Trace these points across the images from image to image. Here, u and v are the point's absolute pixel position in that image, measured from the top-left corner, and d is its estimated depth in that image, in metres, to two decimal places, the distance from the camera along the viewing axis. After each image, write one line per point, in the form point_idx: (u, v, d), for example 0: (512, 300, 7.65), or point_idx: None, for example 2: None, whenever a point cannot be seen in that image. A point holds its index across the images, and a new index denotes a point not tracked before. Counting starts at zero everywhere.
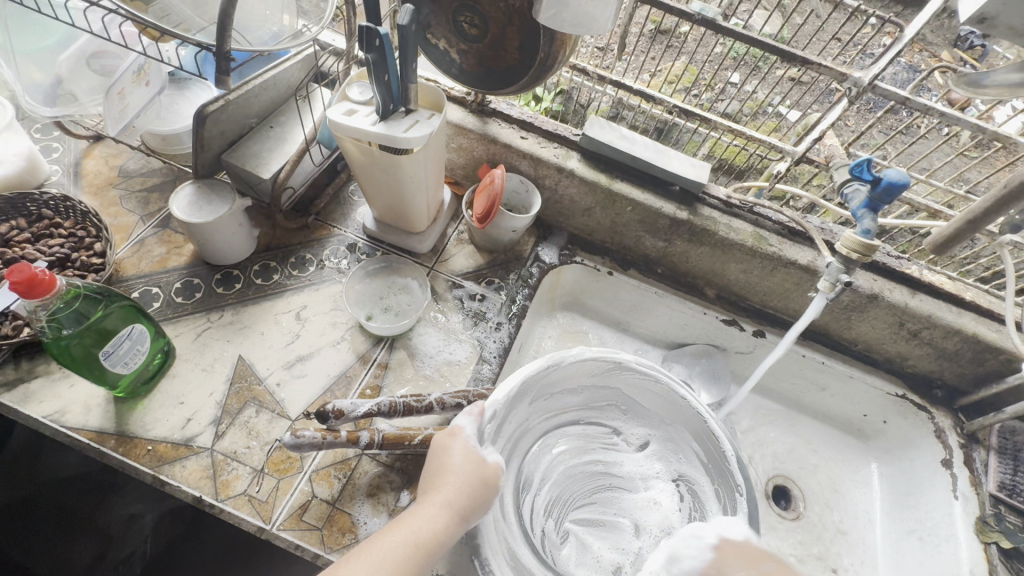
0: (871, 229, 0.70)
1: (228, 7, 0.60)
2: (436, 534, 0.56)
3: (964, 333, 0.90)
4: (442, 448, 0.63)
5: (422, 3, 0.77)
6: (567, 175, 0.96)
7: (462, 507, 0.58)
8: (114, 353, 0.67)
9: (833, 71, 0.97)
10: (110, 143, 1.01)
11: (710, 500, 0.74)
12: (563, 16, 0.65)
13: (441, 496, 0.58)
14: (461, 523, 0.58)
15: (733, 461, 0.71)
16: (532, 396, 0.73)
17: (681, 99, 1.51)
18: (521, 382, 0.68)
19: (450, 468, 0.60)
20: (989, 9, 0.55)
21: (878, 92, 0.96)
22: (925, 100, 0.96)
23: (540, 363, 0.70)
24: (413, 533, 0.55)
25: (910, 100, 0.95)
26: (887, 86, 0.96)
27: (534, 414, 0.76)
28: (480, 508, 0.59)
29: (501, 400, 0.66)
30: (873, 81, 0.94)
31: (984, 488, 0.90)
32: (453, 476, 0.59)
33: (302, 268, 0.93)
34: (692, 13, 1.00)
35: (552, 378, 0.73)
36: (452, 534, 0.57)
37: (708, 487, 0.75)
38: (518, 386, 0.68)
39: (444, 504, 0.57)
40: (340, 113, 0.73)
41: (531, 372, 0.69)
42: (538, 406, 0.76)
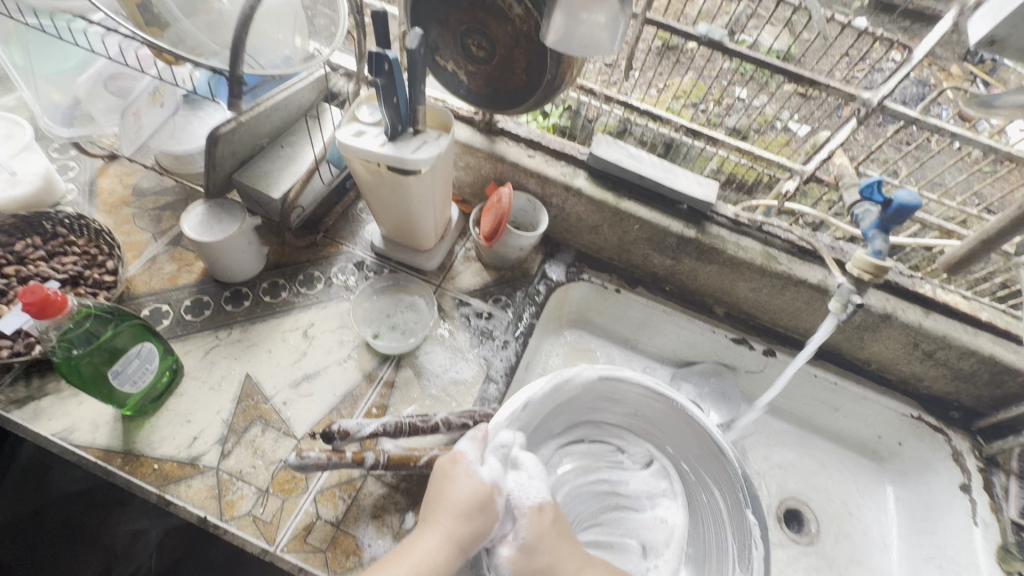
0: (883, 250, 0.69)
1: (241, 33, 0.62)
2: (436, 569, 0.55)
3: (981, 354, 0.88)
4: (444, 476, 0.62)
5: (431, 26, 0.78)
6: (575, 194, 0.96)
7: (463, 539, 0.57)
8: (123, 372, 0.68)
9: (840, 91, 0.97)
10: (124, 162, 1.03)
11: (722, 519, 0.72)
12: (569, 40, 0.65)
13: (442, 527, 0.57)
14: (463, 554, 0.57)
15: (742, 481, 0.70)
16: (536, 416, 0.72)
17: (689, 115, 1.52)
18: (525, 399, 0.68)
19: (448, 498, 0.60)
20: (1000, 31, 0.55)
21: (887, 111, 0.95)
22: (935, 119, 0.95)
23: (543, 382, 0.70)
24: (413, 565, 0.54)
25: (920, 119, 0.94)
26: (896, 106, 0.95)
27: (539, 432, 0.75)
28: (481, 537, 0.59)
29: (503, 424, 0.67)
30: (881, 100, 0.93)
31: (1005, 514, 0.87)
32: (453, 504, 0.59)
33: (311, 286, 0.94)
34: (698, 34, 1.00)
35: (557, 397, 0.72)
36: (452, 567, 0.56)
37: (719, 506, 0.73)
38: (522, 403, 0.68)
39: (445, 534, 0.57)
40: (349, 134, 0.74)
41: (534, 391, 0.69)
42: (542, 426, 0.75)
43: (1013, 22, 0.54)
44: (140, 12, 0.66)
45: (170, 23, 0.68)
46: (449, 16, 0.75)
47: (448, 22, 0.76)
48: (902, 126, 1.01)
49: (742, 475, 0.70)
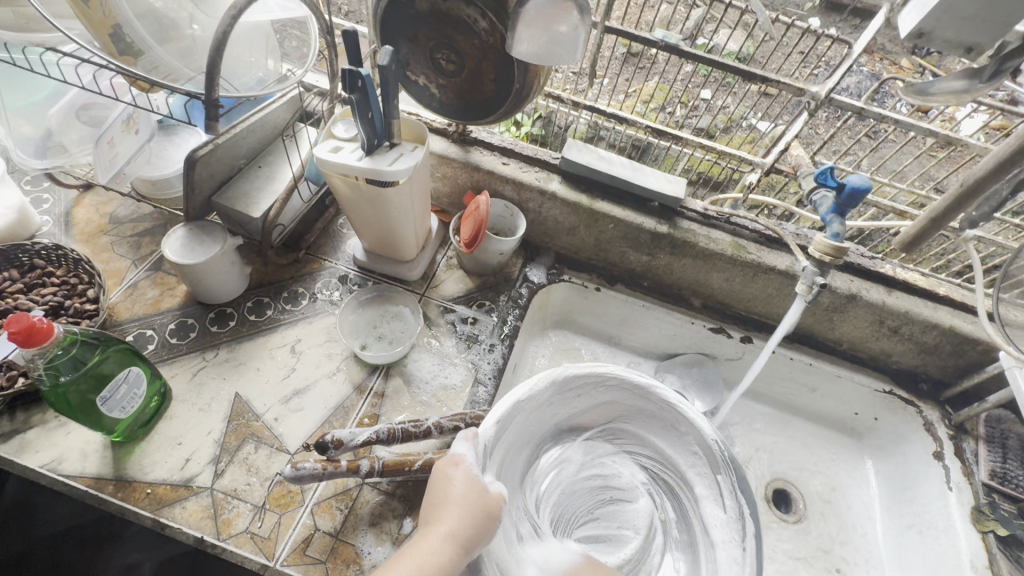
0: (841, 232, 0.73)
1: (216, 57, 0.63)
2: (442, 560, 0.55)
3: (942, 327, 0.93)
4: (444, 476, 0.63)
5: (400, 42, 0.80)
6: (550, 197, 0.99)
7: (467, 530, 0.58)
8: (111, 398, 0.68)
9: (791, 86, 1.02)
10: (100, 191, 1.03)
11: (712, 505, 0.75)
12: (534, 48, 0.68)
13: (444, 526, 0.58)
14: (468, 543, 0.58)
15: (729, 467, 0.74)
16: (525, 419, 0.75)
17: (657, 118, 1.56)
18: (514, 402, 0.71)
19: (450, 495, 0.61)
20: (925, 24, 0.60)
21: (835, 104, 1.01)
22: (878, 109, 1.01)
23: (528, 386, 0.73)
24: (417, 564, 0.54)
25: (864, 110, 1.00)
26: (842, 98, 1.01)
27: (529, 435, 0.77)
28: (481, 539, 0.60)
29: (497, 425, 0.69)
30: (828, 94, 0.99)
31: (977, 477, 0.93)
32: (454, 503, 0.60)
33: (295, 302, 0.94)
34: (654, 40, 1.05)
35: (545, 400, 0.75)
36: (454, 566, 0.56)
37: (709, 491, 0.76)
38: (512, 407, 0.71)
39: (447, 533, 0.57)
40: (326, 150, 0.75)
41: (521, 396, 0.72)
42: (533, 429, 0.78)
43: (936, 17, 0.59)
44: (111, 41, 0.67)
45: (143, 51, 0.69)
46: (418, 32, 0.78)
47: (417, 38, 0.78)
48: (851, 116, 1.06)
49: (726, 458, 0.74)
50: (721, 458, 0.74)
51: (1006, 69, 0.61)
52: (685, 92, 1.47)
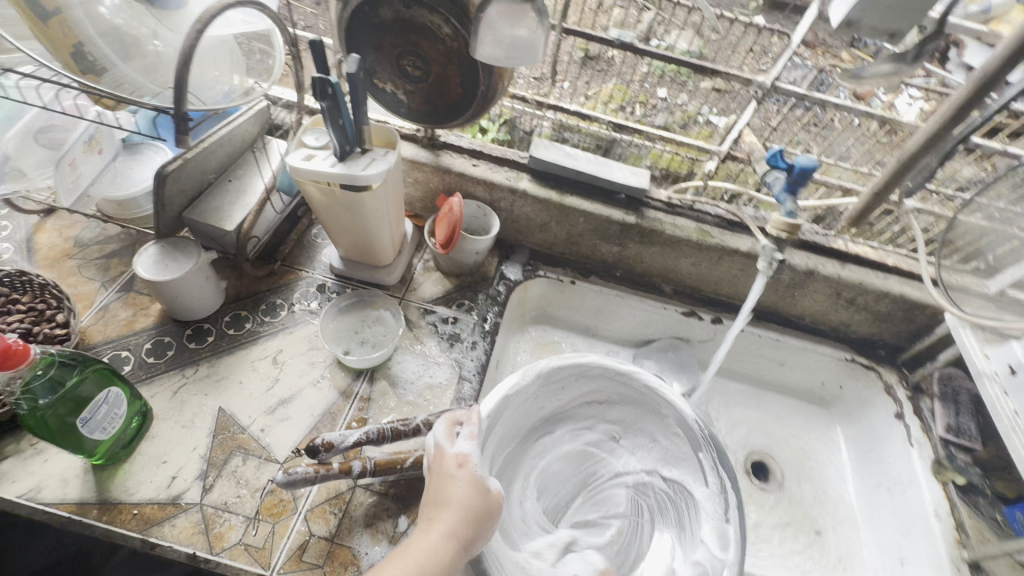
0: (794, 210, 0.79)
1: (183, 71, 0.64)
2: (440, 559, 0.57)
3: (893, 295, 1.00)
4: (444, 475, 0.64)
5: (366, 51, 0.82)
6: (521, 195, 1.02)
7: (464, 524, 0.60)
8: (92, 419, 0.67)
9: (741, 77, 1.08)
10: (62, 215, 1.00)
11: (697, 483, 0.77)
12: (496, 51, 0.71)
13: (443, 525, 0.60)
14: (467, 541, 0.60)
15: (711, 445, 0.75)
16: (513, 413, 0.77)
17: (622, 118, 1.60)
18: (501, 396, 0.73)
19: (445, 494, 0.62)
20: (853, 15, 0.66)
21: (781, 92, 1.07)
22: (819, 95, 1.08)
23: (514, 379, 0.75)
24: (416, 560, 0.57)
25: (807, 96, 1.07)
26: (785, 87, 1.07)
27: (518, 428, 0.80)
28: (479, 535, 0.61)
29: (486, 417, 0.71)
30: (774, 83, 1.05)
31: (935, 433, 0.99)
32: (453, 504, 0.61)
33: (274, 313, 0.94)
34: (609, 39, 1.09)
35: (531, 393, 0.78)
36: (452, 562, 0.58)
37: (694, 468, 0.78)
38: (498, 401, 0.73)
39: (446, 532, 0.59)
40: (299, 159, 0.76)
41: (507, 390, 0.73)
42: (522, 421, 0.80)
43: (862, 7, 0.65)
44: (75, 59, 0.68)
45: (106, 69, 0.69)
46: (382, 40, 0.80)
47: (382, 46, 0.80)
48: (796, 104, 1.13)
49: (707, 436, 0.76)
50: (700, 434, 0.76)
51: (928, 51, 0.68)
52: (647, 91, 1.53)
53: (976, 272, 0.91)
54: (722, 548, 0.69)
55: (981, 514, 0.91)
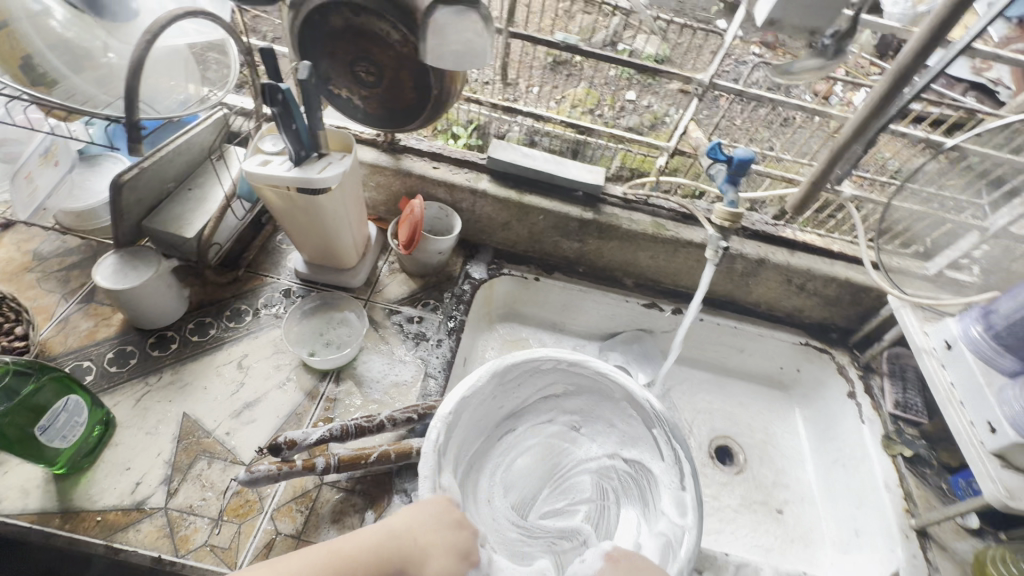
0: (735, 200, 0.83)
1: (134, 81, 0.65)
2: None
3: (839, 279, 1.05)
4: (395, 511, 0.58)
5: (319, 59, 0.85)
6: (481, 195, 1.05)
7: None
8: (51, 427, 0.68)
9: (680, 75, 1.12)
10: (20, 229, 1.00)
11: (652, 459, 0.79)
12: (445, 56, 0.73)
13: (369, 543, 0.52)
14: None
15: (662, 420, 0.77)
16: (471, 416, 0.77)
17: (589, 120, 1.64)
18: (455, 400, 0.72)
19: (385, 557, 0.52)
20: (774, 14, 0.70)
21: (720, 89, 1.12)
22: (756, 91, 1.13)
23: (470, 379, 0.75)
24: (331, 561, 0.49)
25: (744, 92, 1.11)
26: (725, 83, 1.12)
27: (478, 429, 0.81)
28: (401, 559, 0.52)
29: (443, 422, 0.71)
30: (711, 79, 1.09)
31: (884, 409, 1.04)
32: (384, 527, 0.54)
33: (239, 319, 0.95)
34: (556, 42, 1.13)
35: (486, 395, 0.78)
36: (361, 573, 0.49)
37: (648, 445, 0.81)
38: (454, 405, 0.73)
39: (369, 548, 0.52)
40: (255, 164, 0.78)
41: (462, 393, 0.73)
42: (481, 422, 0.81)
43: (781, 7, 0.69)
44: (25, 72, 0.69)
45: (58, 81, 0.70)
46: (335, 48, 0.82)
47: (335, 53, 0.83)
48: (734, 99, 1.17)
49: (658, 413, 0.78)
50: (651, 412, 0.78)
51: (846, 46, 0.72)
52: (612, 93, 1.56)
53: (916, 255, 0.97)
54: (681, 514, 0.71)
55: (927, 483, 0.95)
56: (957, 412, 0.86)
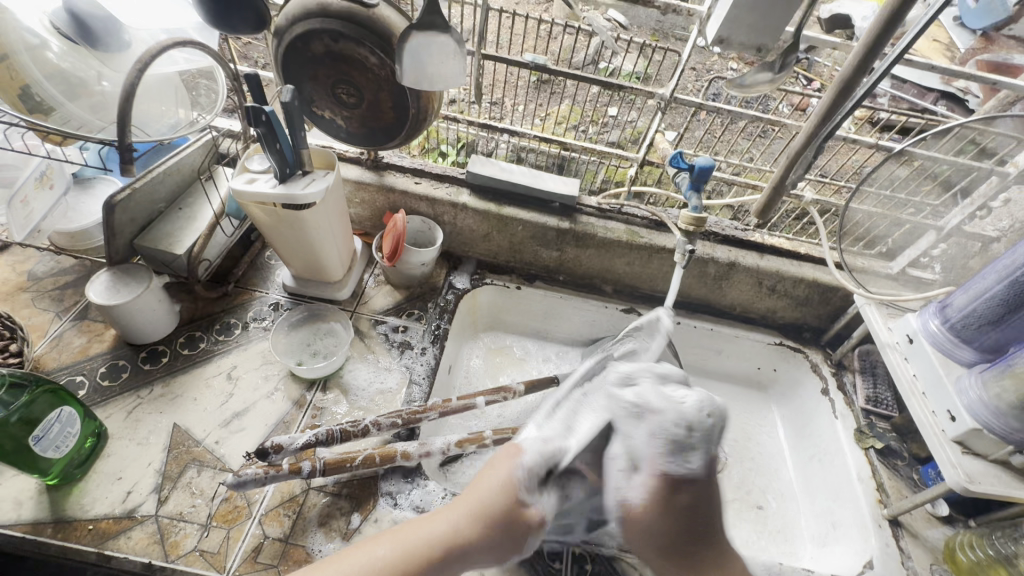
0: (699, 206, 0.88)
1: (125, 107, 0.70)
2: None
3: (807, 280, 1.10)
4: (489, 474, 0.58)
5: (303, 82, 0.90)
6: (462, 209, 1.09)
7: (459, 547, 0.53)
8: (45, 437, 0.70)
9: (643, 91, 1.18)
10: (15, 251, 1.03)
11: None
12: (421, 80, 0.78)
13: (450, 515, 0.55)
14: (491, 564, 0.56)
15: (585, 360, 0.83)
16: None
17: (573, 136, 1.69)
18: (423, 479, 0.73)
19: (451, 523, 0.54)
20: (722, 33, 0.76)
21: (679, 102, 1.18)
22: (716, 104, 1.19)
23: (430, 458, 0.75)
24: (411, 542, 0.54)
25: (703, 105, 1.18)
26: (686, 98, 1.18)
27: None
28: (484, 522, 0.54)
29: None
30: (672, 95, 1.15)
31: (856, 404, 1.08)
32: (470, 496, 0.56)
33: (228, 332, 0.98)
34: (525, 62, 1.18)
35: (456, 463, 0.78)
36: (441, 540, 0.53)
37: None
38: None
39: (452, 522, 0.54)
40: (241, 182, 0.82)
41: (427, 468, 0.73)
42: None
43: (728, 26, 0.75)
44: (21, 99, 0.73)
45: (54, 108, 0.75)
46: (316, 71, 0.87)
47: (317, 77, 0.88)
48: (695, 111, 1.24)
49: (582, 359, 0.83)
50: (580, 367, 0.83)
51: (791, 62, 0.78)
52: (594, 110, 1.62)
53: (879, 255, 1.00)
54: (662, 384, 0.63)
55: (899, 474, 0.98)
56: (920, 403, 0.88)
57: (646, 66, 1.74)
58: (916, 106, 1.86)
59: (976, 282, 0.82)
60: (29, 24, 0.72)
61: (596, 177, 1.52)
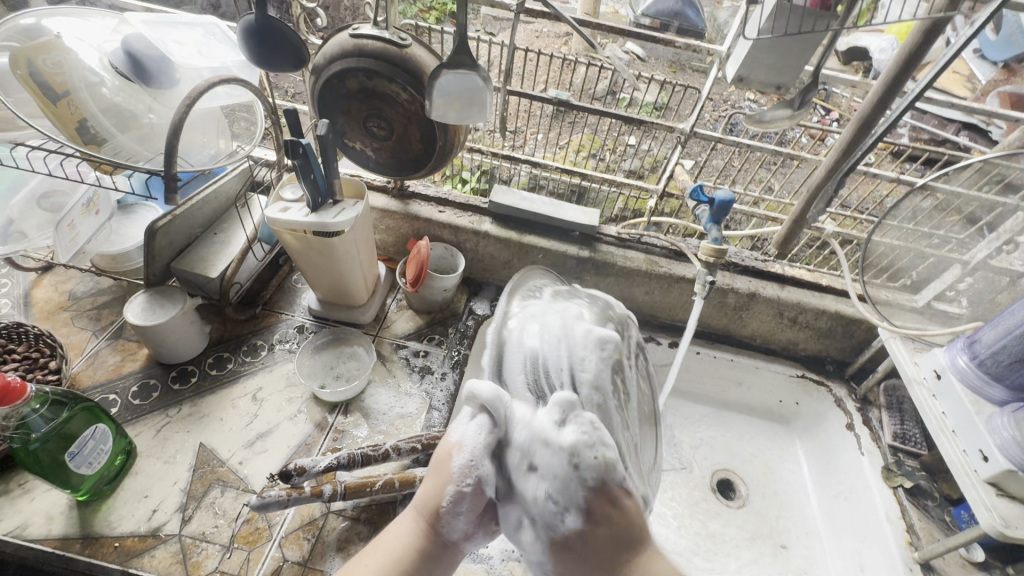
0: (719, 237, 0.88)
1: (172, 139, 0.73)
2: (412, 542, 0.49)
3: (829, 312, 1.09)
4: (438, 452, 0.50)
5: (337, 116, 0.94)
6: (484, 236, 1.12)
7: (423, 504, 0.50)
8: (79, 453, 0.73)
9: (662, 125, 1.21)
10: (59, 271, 1.08)
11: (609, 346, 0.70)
12: (447, 114, 0.81)
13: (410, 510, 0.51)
14: (474, 498, 0.48)
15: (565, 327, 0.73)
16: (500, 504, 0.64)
17: (592, 164, 1.72)
18: None
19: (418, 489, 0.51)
20: (741, 71, 0.79)
21: (699, 136, 1.20)
22: (735, 138, 1.21)
23: None
24: (386, 553, 0.49)
25: (722, 139, 1.20)
26: (704, 132, 1.21)
27: None
28: (437, 497, 0.49)
29: None
30: (691, 128, 1.18)
31: (883, 441, 1.06)
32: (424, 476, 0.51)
33: (255, 353, 1.01)
34: (548, 97, 1.22)
35: None
36: (418, 536, 0.50)
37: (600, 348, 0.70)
38: None
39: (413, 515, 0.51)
40: (275, 210, 0.86)
41: None
42: None
43: (747, 66, 0.78)
44: (79, 132, 0.77)
45: (107, 139, 0.80)
46: (350, 106, 0.92)
47: (350, 111, 0.92)
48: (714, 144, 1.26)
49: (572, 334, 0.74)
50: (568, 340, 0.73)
51: (810, 99, 0.80)
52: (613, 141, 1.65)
53: (904, 287, 0.98)
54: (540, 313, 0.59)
55: (929, 516, 0.96)
56: (949, 441, 0.86)
57: (665, 98, 1.78)
58: (937, 137, 1.85)
59: (1005, 317, 0.81)
60: (89, 63, 0.79)
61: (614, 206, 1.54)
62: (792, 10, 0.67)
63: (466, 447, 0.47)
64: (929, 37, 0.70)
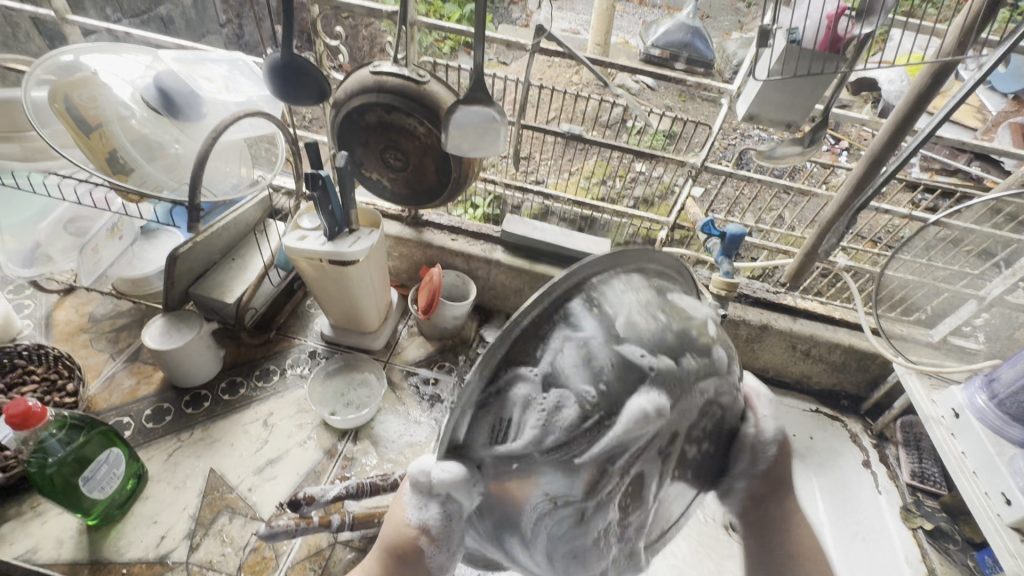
0: (731, 271, 0.88)
1: (196, 170, 0.76)
2: None
3: (842, 345, 1.07)
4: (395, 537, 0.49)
5: (355, 147, 0.97)
6: (495, 264, 1.13)
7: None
8: (92, 478, 0.74)
9: (674, 159, 1.22)
10: (80, 293, 1.11)
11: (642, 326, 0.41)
12: (460, 146, 0.83)
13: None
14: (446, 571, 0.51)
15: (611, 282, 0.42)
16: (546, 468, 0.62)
17: (601, 192, 1.74)
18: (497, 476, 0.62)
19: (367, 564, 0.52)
20: (752, 110, 0.81)
21: (710, 170, 1.22)
22: (746, 171, 1.22)
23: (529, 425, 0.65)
24: None
25: (734, 172, 1.21)
26: (716, 166, 1.22)
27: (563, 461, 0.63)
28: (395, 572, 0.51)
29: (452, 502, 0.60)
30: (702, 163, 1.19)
31: (901, 479, 1.05)
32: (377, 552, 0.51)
33: (266, 378, 1.02)
34: (561, 130, 1.24)
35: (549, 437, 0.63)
36: None
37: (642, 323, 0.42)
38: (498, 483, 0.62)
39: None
40: (293, 238, 0.88)
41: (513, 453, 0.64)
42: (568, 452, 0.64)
43: (757, 106, 0.80)
44: (109, 163, 0.81)
45: (134, 168, 0.82)
46: (369, 139, 0.95)
47: (369, 143, 0.95)
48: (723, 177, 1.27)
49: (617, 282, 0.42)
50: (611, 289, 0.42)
51: (820, 135, 0.81)
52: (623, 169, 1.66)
53: (919, 322, 0.94)
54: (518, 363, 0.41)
55: (950, 560, 0.94)
56: (970, 482, 0.84)
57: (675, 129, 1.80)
58: (950, 168, 1.85)
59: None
60: (124, 98, 0.83)
61: (623, 234, 1.55)
62: (801, 53, 0.69)
63: (430, 531, 0.47)
64: (939, 77, 0.71)
